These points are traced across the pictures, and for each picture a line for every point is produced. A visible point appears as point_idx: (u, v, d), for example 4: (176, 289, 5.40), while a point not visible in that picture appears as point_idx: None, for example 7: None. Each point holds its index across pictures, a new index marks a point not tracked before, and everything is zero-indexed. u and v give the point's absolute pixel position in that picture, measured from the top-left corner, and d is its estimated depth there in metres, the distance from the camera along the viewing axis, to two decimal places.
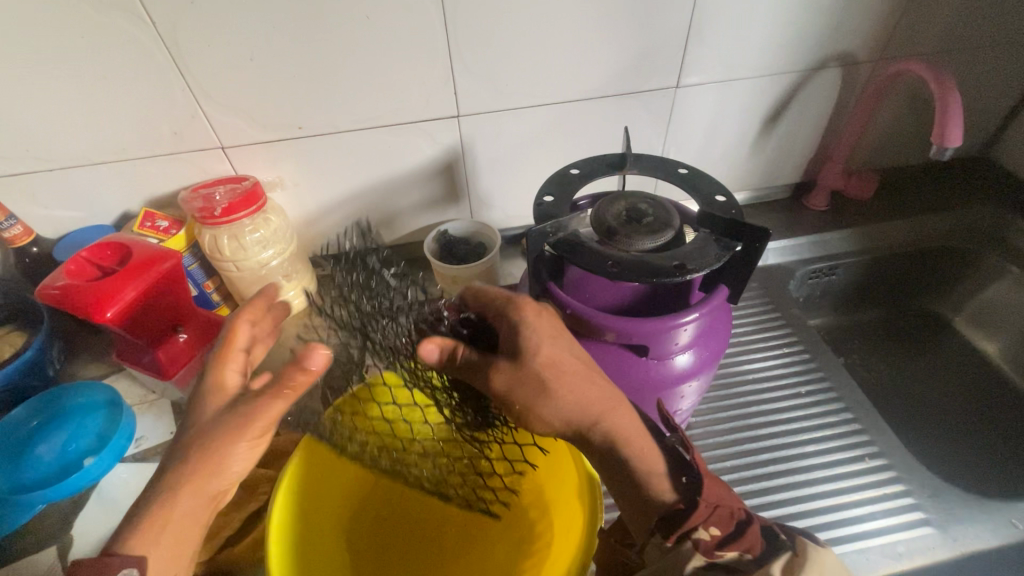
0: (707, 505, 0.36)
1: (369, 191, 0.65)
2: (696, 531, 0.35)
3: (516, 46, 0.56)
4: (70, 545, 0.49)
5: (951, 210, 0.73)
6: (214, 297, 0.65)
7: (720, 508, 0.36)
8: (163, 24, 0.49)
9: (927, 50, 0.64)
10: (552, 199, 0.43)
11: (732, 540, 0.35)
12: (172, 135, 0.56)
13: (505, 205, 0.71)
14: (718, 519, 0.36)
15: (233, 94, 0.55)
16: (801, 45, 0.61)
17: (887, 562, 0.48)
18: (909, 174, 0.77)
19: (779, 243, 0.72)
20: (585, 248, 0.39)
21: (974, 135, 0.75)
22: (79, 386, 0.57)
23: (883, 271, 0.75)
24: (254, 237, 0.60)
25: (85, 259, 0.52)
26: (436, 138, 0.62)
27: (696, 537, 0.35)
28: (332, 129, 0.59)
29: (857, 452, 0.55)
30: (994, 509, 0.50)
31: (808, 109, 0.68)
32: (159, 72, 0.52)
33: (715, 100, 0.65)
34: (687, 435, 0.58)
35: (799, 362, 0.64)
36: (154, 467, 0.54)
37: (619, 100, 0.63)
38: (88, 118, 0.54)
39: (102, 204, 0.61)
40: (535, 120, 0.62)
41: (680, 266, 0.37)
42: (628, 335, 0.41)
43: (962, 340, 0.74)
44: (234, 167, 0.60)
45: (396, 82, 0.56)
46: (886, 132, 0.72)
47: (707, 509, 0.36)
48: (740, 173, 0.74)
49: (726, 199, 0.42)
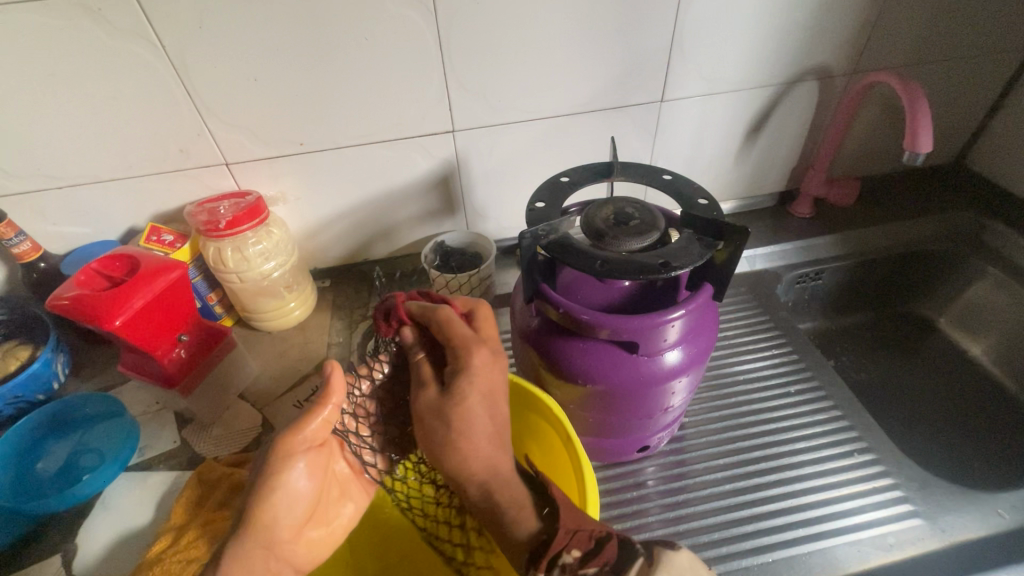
0: (567, 533, 0.37)
1: (368, 204, 0.67)
2: (561, 557, 0.36)
3: (507, 63, 0.59)
4: (75, 553, 0.49)
5: (930, 215, 0.76)
6: (217, 309, 0.67)
7: (579, 532, 0.37)
8: (173, 47, 0.52)
9: (897, 62, 0.68)
10: (544, 205, 0.45)
11: (591, 557, 0.35)
12: (178, 152, 0.59)
13: (500, 216, 0.73)
14: (578, 541, 0.37)
15: (238, 113, 0.57)
16: (778, 60, 0.65)
17: (878, 554, 0.49)
18: (885, 181, 0.81)
19: (764, 250, 0.75)
20: (577, 248, 0.41)
21: (948, 143, 0.78)
22: (95, 396, 0.58)
23: (868, 275, 0.77)
24: (257, 248, 0.61)
25: (95, 271, 0.54)
26: (432, 152, 0.64)
27: (562, 562, 0.36)
28: (333, 144, 0.61)
29: (846, 447, 0.57)
30: (982, 500, 0.51)
31: (787, 121, 0.71)
32: (168, 93, 0.55)
33: (698, 114, 0.68)
34: (680, 435, 0.60)
35: (788, 363, 0.66)
36: (158, 475, 0.54)
37: (607, 114, 0.65)
38: (97, 136, 0.56)
39: (109, 221, 0.63)
40: (527, 134, 0.65)
41: (665, 264, 0.39)
42: (619, 332, 0.42)
43: (948, 341, 0.76)
44: (237, 183, 0.62)
45: (394, 99, 0.59)
46: (864, 141, 0.75)
47: (566, 535, 0.37)
48: (726, 182, 0.77)
49: (708, 202, 0.44)
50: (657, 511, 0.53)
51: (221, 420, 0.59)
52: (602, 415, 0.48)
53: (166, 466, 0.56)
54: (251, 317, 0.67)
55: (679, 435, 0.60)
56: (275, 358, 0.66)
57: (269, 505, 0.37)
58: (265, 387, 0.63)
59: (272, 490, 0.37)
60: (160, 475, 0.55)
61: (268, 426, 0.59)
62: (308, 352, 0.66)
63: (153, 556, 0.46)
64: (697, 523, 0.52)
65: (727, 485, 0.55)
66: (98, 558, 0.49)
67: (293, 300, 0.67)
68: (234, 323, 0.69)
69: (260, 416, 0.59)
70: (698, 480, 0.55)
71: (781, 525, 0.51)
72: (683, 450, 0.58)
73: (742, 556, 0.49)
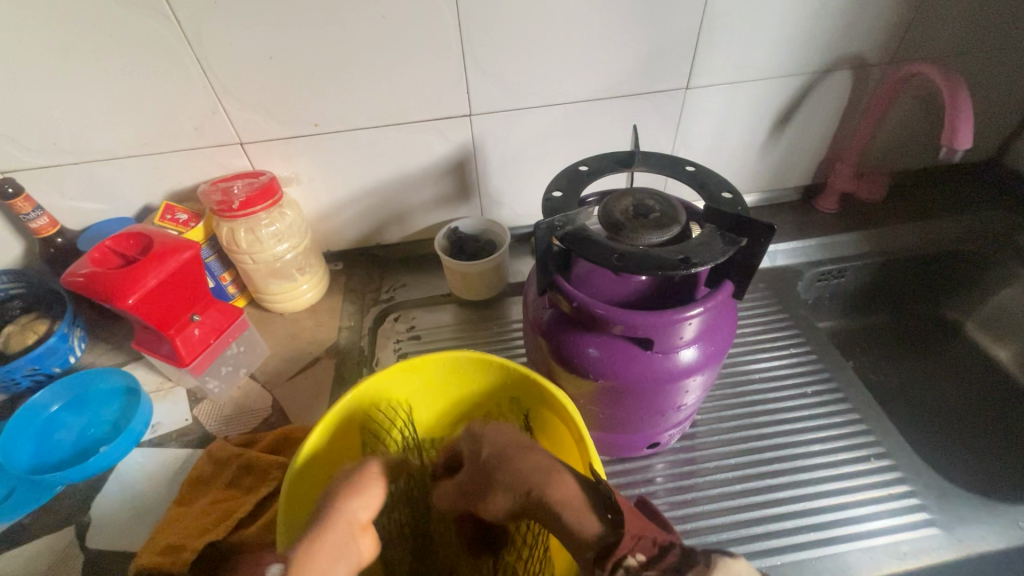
0: (631, 536, 0.32)
1: (382, 187, 0.66)
2: (625, 560, 0.31)
3: (529, 45, 0.57)
4: (88, 526, 0.50)
5: (962, 215, 0.73)
6: (230, 289, 0.67)
7: (643, 538, 0.32)
8: (187, 22, 0.51)
9: (937, 53, 0.64)
10: (561, 195, 0.44)
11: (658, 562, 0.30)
12: (194, 131, 0.58)
13: (515, 204, 0.72)
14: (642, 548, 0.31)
15: (252, 91, 0.56)
16: (810, 48, 0.62)
17: (892, 562, 0.48)
18: (916, 177, 0.77)
19: (786, 245, 0.72)
20: (592, 240, 0.39)
21: (985, 139, 0.75)
22: (106, 372, 0.58)
23: (892, 275, 0.74)
24: (270, 230, 0.61)
25: (109, 248, 0.54)
26: (447, 136, 0.63)
27: (625, 566, 0.31)
28: (348, 126, 0.60)
29: (863, 452, 0.55)
30: (1001, 512, 0.50)
31: (817, 113, 0.69)
32: (183, 71, 0.54)
33: (724, 102, 0.65)
34: (691, 432, 0.59)
35: (805, 363, 0.64)
36: (170, 451, 0.55)
37: (629, 100, 0.63)
38: (112, 113, 0.56)
39: (125, 197, 0.63)
40: (545, 119, 0.63)
41: (685, 260, 0.37)
42: (634, 328, 0.41)
43: (972, 345, 0.73)
44: (251, 163, 0.62)
45: (409, 81, 0.58)
46: (896, 135, 0.72)
47: (632, 539, 0.32)
48: (749, 175, 0.75)
49: (732, 196, 0.42)
50: (664, 509, 0.53)
51: (232, 400, 0.60)
52: (612, 411, 0.47)
53: (177, 443, 0.56)
54: (263, 298, 0.67)
55: (690, 433, 0.59)
56: (285, 339, 0.66)
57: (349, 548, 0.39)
58: (276, 367, 0.63)
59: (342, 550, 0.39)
60: (169, 452, 0.55)
61: (277, 408, 0.58)
62: (319, 335, 0.66)
63: (163, 530, 0.47)
64: (704, 522, 0.51)
65: (736, 486, 0.54)
66: (110, 532, 0.50)
67: (305, 283, 0.67)
68: (246, 304, 0.69)
69: (272, 398, 0.59)
70: (707, 479, 0.55)
71: (791, 528, 0.50)
72: (693, 448, 0.57)
73: (750, 559, 0.49)
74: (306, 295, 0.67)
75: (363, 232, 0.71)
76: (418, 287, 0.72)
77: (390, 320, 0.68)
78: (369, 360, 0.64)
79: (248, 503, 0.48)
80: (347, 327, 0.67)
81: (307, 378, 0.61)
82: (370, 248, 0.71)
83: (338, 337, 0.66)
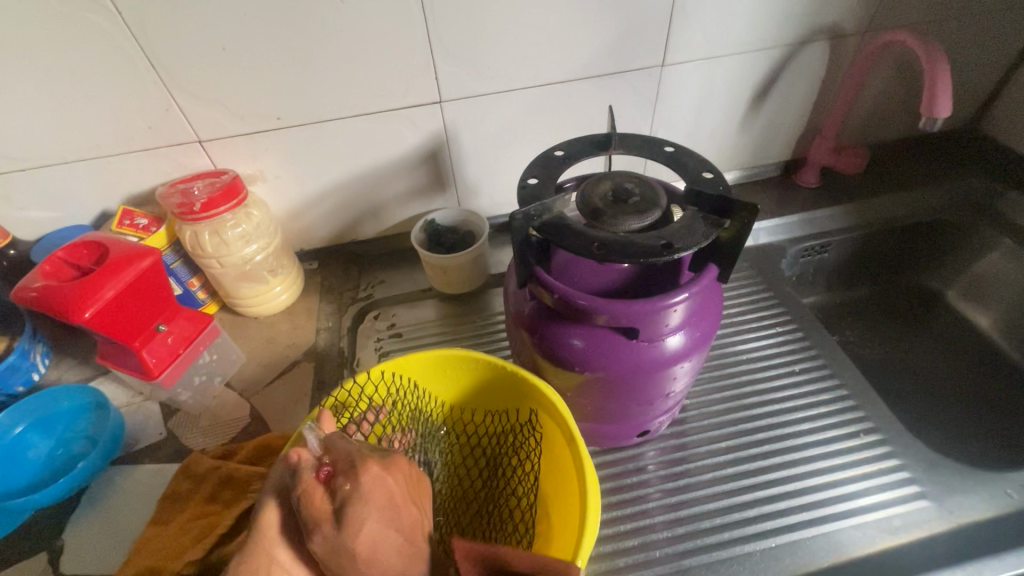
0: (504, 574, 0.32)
1: (353, 181, 0.64)
2: None
3: (497, 26, 0.54)
4: (61, 551, 0.48)
5: (942, 184, 0.73)
6: (200, 295, 0.64)
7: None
8: (130, 13, 0.47)
9: (913, 20, 0.63)
10: (536, 182, 0.42)
11: None
12: (148, 130, 0.55)
13: (492, 192, 0.70)
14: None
15: (207, 86, 0.53)
16: (785, 19, 0.60)
17: (884, 537, 0.48)
18: (894, 148, 0.77)
19: (769, 222, 0.72)
20: (571, 229, 0.38)
21: (964, 106, 0.74)
22: (71, 388, 0.55)
23: (875, 248, 0.74)
24: (236, 231, 0.59)
25: (62, 260, 0.51)
26: (418, 125, 0.60)
27: None
28: (312, 119, 0.57)
29: (852, 427, 0.55)
30: (989, 480, 0.50)
31: (795, 86, 0.67)
32: (130, 65, 0.51)
33: (701, 79, 0.64)
34: (682, 417, 0.58)
35: (793, 340, 0.64)
36: (144, 468, 0.53)
37: (604, 80, 0.61)
38: (56, 114, 0.52)
39: (80, 204, 0.59)
40: (518, 103, 0.61)
41: (667, 246, 0.36)
42: (618, 318, 0.40)
43: (955, 313, 0.74)
44: (213, 161, 0.59)
45: (375, 69, 0.55)
46: (874, 106, 0.72)
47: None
48: (729, 152, 0.73)
49: (713, 175, 0.41)
50: (658, 497, 0.52)
51: (208, 410, 0.57)
52: (601, 402, 0.46)
53: (152, 459, 0.54)
54: (234, 303, 0.64)
55: (680, 418, 0.58)
56: (261, 344, 0.63)
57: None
58: (252, 375, 0.60)
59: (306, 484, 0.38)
60: (144, 469, 0.53)
61: (255, 417, 0.56)
62: (296, 338, 0.64)
63: (142, 552, 0.45)
64: (698, 509, 0.51)
65: (728, 469, 0.53)
66: (84, 556, 0.48)
67: (278, 284, 0.64)
68: (219, 309, 0.67)
69: (250, 406, 0.57)
70: (700, 464, 0.54)
71: (784, 509, 0.50)
72: (684, 434, 0.57)
73: (744, 543, 0.48)
74: (280, 296, 0.65)
75: (336, 229, 0.68)
76: (397, 283, 0.70)
77: (369, 318, 0.66)
78: (350, 361, 0.62)
79: (227, 517, 0.45)
80: (326, 329, 0.65)
81: (286, 383, 0.59)
82: (345, 244, 0.69)
83: (316, 340, 0.64)
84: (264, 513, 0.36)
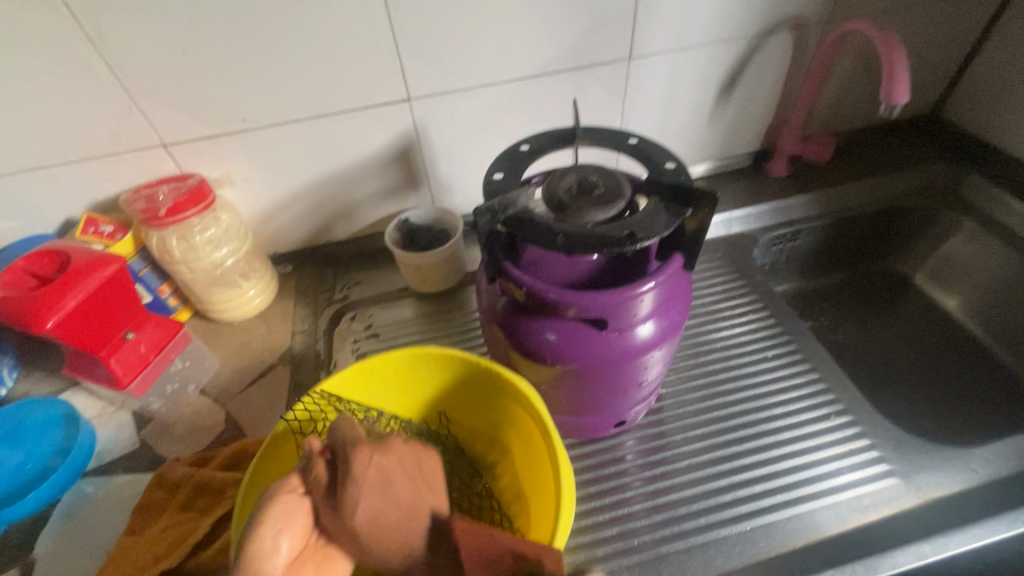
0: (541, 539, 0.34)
1: (325, 182, 0.63)
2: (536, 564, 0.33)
3: (462, 23, 0.54)
4: (32, 566, 0.47)
5: (907, 170, 0.74)
6: (171, 302, 0.63)
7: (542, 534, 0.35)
8: (85, 16, 0.46)
9: (872, 10, 0.65)
10: (502, 177, 0.42)
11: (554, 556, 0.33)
12: (109, 135, 0.54)
13: (466, 190, 0.70)
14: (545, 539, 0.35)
15: (169, 89, 0.52)
16: (748, 11, 0.61)
17: (856, 515, 0.49)
18: (860, 136, 0.79)
19: (740, 212, 0.73)
20: (535, 222, 0.38)
21: (924, 94, 0.76)
22: (44, 401, 0.55)
23: (845, 234, 0.75)
24: (205, 236, 0.58)
25: (22, 269, 0.50)
26: (388, 124, 0.60)
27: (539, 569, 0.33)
28: (278, 119, 0.57)
29: (824, 410, 0.56)
30: (955, 456, 0.52)
31: (761, 76, 0.68)
32: (86, 69, 0.49)
33: (668, 72, 0.64)
34: (659, 407, 0.59)
35: (766, 327, 0.65)
36: (116, 479, 0.52)
37: (572, 75, 0.62)
38: (12, 121, 0.51)
39: (42, 212, 0.58)
40: (487, 100, 0.61)
41: (630, 236, 0.36)
42: (587, 309, 0.40)
43: (924, 296, 0.76)
44: (179, 166, 0.58)
45: (341, 69, 0.55)
46: (839, 95, 0.73)
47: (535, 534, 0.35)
48: (700, 144, 0.74)
49: (676, 165, 0.41)
50: (637, 485, 0.53)
51: (182, 418, 0.56)
52: (575, 394, 0.47)
53: (125, 470, 0.53)
54: (207, 309, 0.64)
55: (658, 408, 0.59)
56: (235, 349, 0.63)
57: (299, 482, 0.36)
58: (226, 380, 0.60)
59: (295, 516, 0.34)
60: (117, 480, 0.52)
61: (230, 422, 0.56)
62: (272, 341, 0.63)
63: (113, 563, 0.44)
64: (675, 496, 0.51)
65: (705, 456, 0.54)
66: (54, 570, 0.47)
67: (251, 288, 0.64)
68: (191, 315, 0.66)
69: (225, 411, 0.57)
70: (678, 452, 0.55)
71: (759, 492, 0.51)
72: (661, 423, 0.57)
73: (721, 527, 0.49)
74: (254, 300, 0.64)
75: (309, 231, 0.68)
76: (374, 284, 0.69)
77: (346, 319, 0.66)
78: (327, 363, 0.62)
79: (201, 526, 0.45)
80: (302, 332, 0.64)
81: (262, 387, 0.59)
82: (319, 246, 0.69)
83: (292, 343, 0.63)
84: (255, 544, 0.32)
